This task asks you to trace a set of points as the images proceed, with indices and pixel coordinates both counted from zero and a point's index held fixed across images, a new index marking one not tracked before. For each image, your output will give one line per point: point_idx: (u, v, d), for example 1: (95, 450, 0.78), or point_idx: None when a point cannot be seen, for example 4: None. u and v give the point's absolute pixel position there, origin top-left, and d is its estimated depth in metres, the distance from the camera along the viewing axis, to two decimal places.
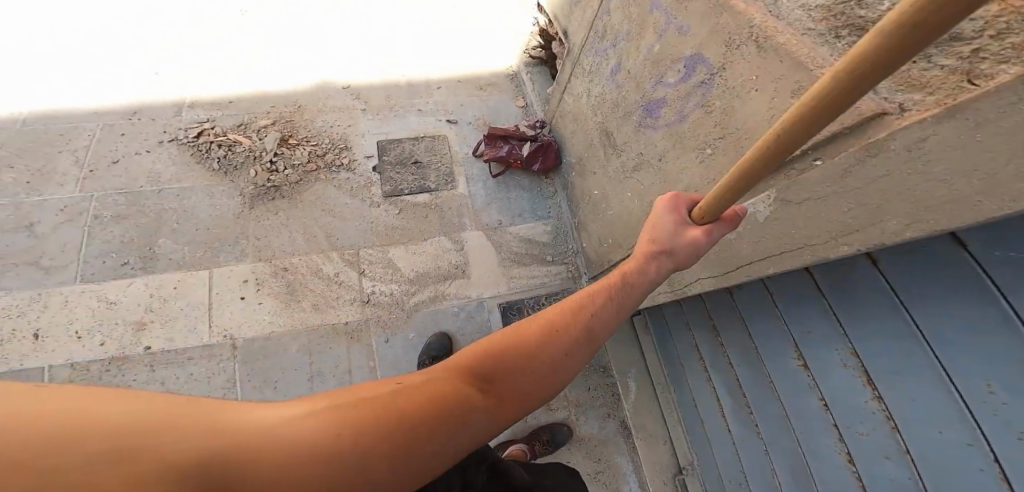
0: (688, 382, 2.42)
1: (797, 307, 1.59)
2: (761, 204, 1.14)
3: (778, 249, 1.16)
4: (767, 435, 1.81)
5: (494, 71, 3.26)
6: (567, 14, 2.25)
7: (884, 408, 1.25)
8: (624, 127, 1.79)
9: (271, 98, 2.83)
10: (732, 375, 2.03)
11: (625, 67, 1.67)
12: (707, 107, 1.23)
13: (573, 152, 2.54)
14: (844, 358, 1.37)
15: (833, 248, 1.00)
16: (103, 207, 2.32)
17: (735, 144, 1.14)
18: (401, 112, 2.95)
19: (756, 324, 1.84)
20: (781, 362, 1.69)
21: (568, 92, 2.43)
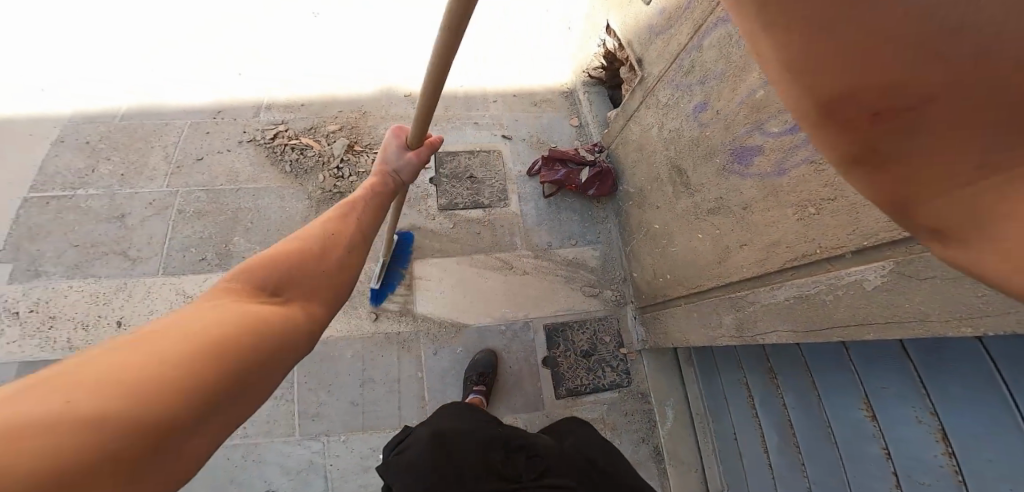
0: (731, 415, 2.35)
1: (873, 363, 1.49)
2: (873, 272, 1.10)
3: (886, 316, 1.08)
4: (815, 472, 1.82)
5: (551, 85, 3.24)
6: (642, 43, 2.22)
7: (956, 468, 1.24)
8: (704, 168, 1.79)
9: (338, 103, 2.90)
10: (784, 416, 1.97)
11: (714, 109, 1.65)
12: (819, 164, 1.20)
13: (634, 181, 2.51)
14: (918, 414, 1.33)
15: (954, 327, 0.93)
16: (187, 203, 2.45)
17: (850, 207, 1.13)
18: (459, 125, 2.98)
19: (822, 372, 1.74)
20: (845, 412, 1.63)
21: (633, 120, 2.40)
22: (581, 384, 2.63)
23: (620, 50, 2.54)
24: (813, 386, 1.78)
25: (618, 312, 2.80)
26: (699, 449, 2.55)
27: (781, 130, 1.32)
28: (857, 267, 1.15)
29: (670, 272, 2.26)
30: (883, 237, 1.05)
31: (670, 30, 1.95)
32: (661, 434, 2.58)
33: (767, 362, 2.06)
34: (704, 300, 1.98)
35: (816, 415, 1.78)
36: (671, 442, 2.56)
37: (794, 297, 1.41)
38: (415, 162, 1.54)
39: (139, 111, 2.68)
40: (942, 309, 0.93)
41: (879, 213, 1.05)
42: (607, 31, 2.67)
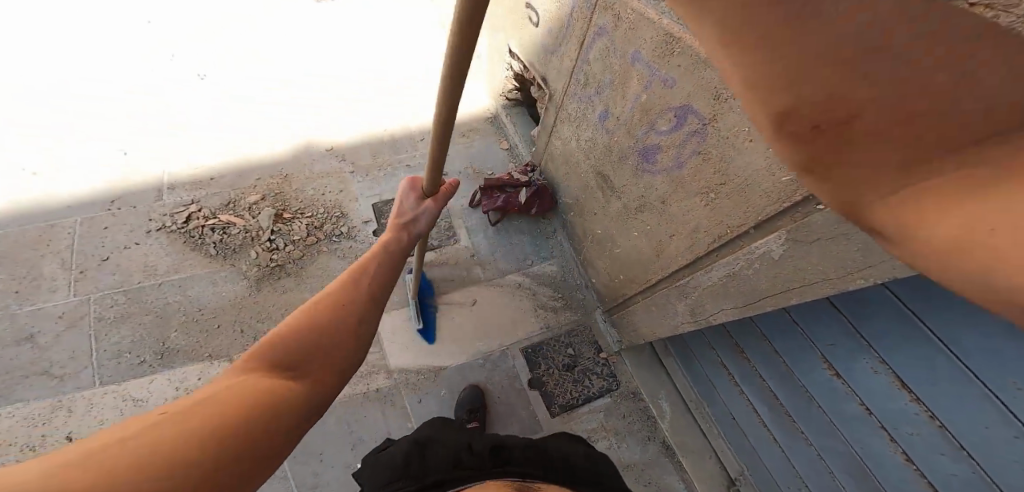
0: (721, 397, 2.31)
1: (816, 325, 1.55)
2: (773, 243, 1.14)
3: (798, 281, 1.10)
4: (816, 439, 1.76)
5: (472, 114, 3.27)
6: (541, 63, 2.31)
7: (925, 408, 1.26)
8: (622, 170, 1.85)
9: (256, 170, 2.85)
10: (766, 388, 1.95)
11: (614, 115, 1.73)
12: (703, 154, 1.28)
13: (570, 192, 2.55)
14: (873, 365, 1.37)
15: (850, 281, 0.96)
16: (105, 309, 2.33)
17: (738, 190, 1.20)
18: (391, 171, 2.97)
19: (779, 340, 1.78)
20: (813, 374, 1.65)
21: (555, 136, 2.45)
22: (572, 396, 2.55)
23: (525, 70, 2.63)
24: (778, 355, 1.81)
25: (588, 319, 2.78)
26: (702, 433, 2.46)
27: (669, 128, 1.40)
28: (759, 241, 1.20)
29: (621, 272, 2.28)
30: (772, 209, 1.11)
31: (560, 48, 2.05)
32: (665, 430, 2.49)
33: (734, 340, 2.09)
34: (655, 293, 2.01)
35: (791, 382, 1.79)
36: (674, 433, 2.47)
37: (726, 276, 1.43)
38: (434, 211, 1.41)
39: (16, 216, 2.52)
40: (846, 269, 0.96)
41: (762, 191, 1.13)
42: (511, 54, 2.75)
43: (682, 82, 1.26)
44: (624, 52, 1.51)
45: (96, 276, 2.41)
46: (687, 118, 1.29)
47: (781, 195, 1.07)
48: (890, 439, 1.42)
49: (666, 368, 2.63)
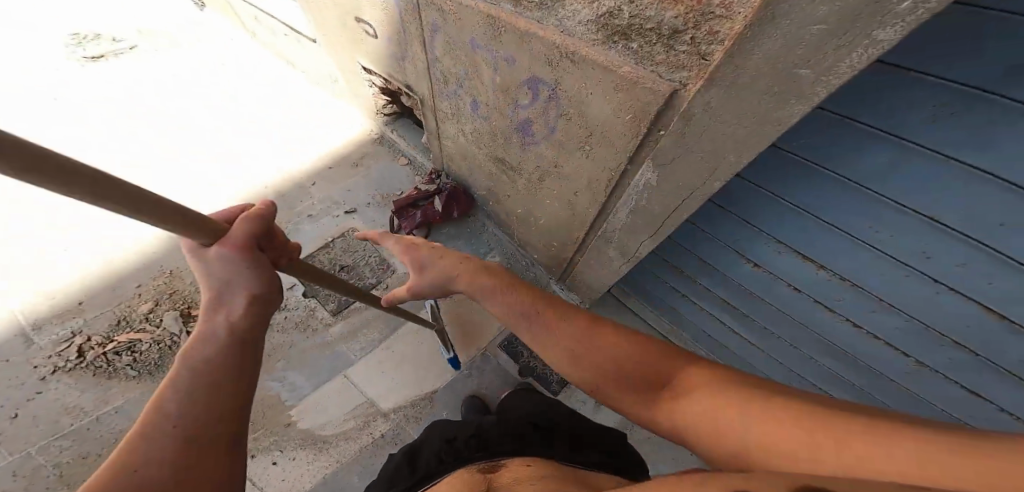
0: (690, 320, 2.19)
1: (745, 236, 1.53)
2: (647, 169, 1.28)
3: (678, 198, 1.25)
4: (787, 334, 1.73)
5: (356, 142, 3.17)
6: (398, 72, 2.25)
7: (867, 292, 1.32)
8: (511, 150, 1.88)
9: (141, 272, 2.61)
10: (716, 297, 1.90)
11: (484, 102, 1.73)
12: (566, 115, 1.40)
13: (480, 184, 2.47)
14: (775, 248, 1.47)
15: (709, 186, 1.12)
16: (57, 455, 2.07)
17: (602, 138, 1.34)
18: (293, 225, 2.75)
19: (713, 255, 1.72)
20: (766, 284, 1.61)
21: (443, 137, 2.38)
22: None
23: (386, 82, 2.54)
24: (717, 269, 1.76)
25: (547, 293, 2.66)
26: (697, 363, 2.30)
27: (530, 100, 1.50)
28: (639, 172, 1.33)
29: (554, 241, 2.23)
30: (635, 143, 1.24)
31: (406, 52, 2.01)
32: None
33: (666, 282, 2.11)
34: (588, 249, 1.99)
35: (739, 287, 1.74)
36: None
37: (632, 212, 1.51)
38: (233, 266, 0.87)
39: None
40: (707, 169, 1.08)
41: (615, 129, 1.26)
42: (365, 71, 2.69)
43: (519, 57, 1.37)
44: (462, 42, 1.53)
45: (17, 435, 2.12)
46: (538, 87, 1.41)
47: (634, 130, 1.20)
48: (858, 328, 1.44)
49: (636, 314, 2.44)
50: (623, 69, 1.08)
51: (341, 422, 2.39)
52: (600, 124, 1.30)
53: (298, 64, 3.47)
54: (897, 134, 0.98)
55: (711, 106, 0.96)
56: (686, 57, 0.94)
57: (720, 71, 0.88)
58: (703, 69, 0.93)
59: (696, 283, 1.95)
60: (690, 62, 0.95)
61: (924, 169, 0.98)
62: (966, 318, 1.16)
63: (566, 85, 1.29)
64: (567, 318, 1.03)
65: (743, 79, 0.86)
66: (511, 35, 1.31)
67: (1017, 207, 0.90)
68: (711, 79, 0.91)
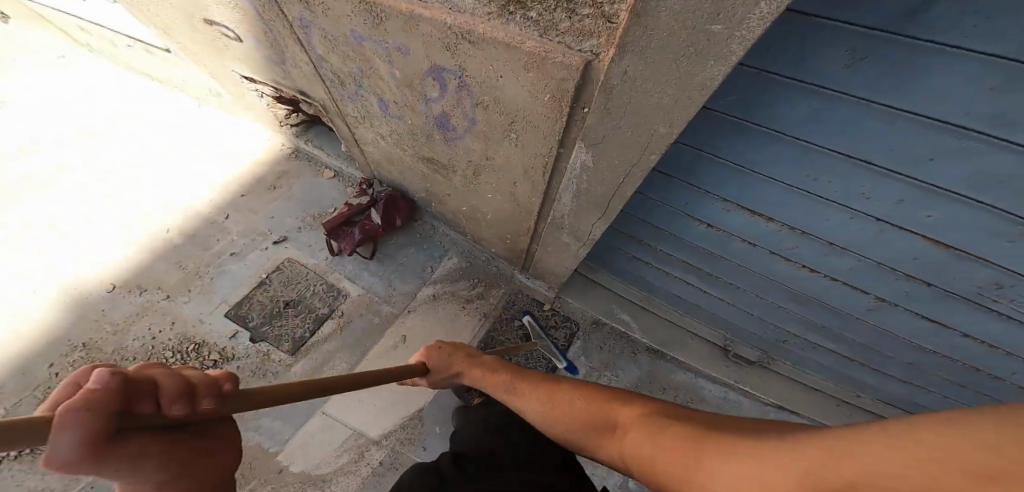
0: (657, 284, 2.14)
1: (691, 201, 1.47)
2: (581, 151, 1.16)
3: (618, 175, 1.17)
4: (747, 285, 1.71)
5: (264, 159, 2.77)
6: (283, 78, 1.91)
7: (819, 239, 1.30)
8: (437, 148, 1.69)
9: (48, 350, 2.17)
10: (678, 260, 1.84)
11: (391, 100, 1.52)
12: (482, 104, 1.24)
13: (416, 187, 2.22)
14: (723, 207, 1.41)
15: (646, 158, 1.05)
16: None
17: (525, 124, 1.20)
18: (216, 268, 2.43)
19: (665, 222, 1.64)
20: (721, 243, 1.57)
21: (362, 144, 2.08)
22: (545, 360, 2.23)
23: (277, 91, 2.16)
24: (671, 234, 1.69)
25: (514, 284, 2.48)
26: (675, 322, 2.29)
27: (439, 92, 1.32)
28: (572, 155, 1.22)
29: (508, 234, 2.05)
30: (560, 126, 1.13)
31: (282, 55, 1.69)
32: (638, 335, 2.28)
33: (629, 253, 2.03)
34: (544, 237, 1.84)
35: (697, 248, 1.69)
36: (650, 335, 2.27)
37: (575, 196, 1.40)
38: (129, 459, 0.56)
39: None
40: (639, 144, 1.01)
41: (535, 113, 1.14)
42: (245, 79, 2.25)
43: (412, 45, 1.16)
44: (344, 35, 1.30)
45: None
46: (444, 77, 1.22)
47: (556, 112, 1.08)
48: (814, 272, 1.44)
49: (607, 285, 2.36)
50: (527, 44, 0.92)
51: (334, 459, 2.20)
52: (520, 111, 1.16)
53: (169, 80, 2.99)
54: (811, 81, 0.94)
55: (628, 77, 0.86)
56: (591, 23, 0.81)
57: (629, 34, 0.77)
58: (611, 34, 0.81)
59: (654, 249, 1.88)
60: (597, 28, 0.82)
61: (847, 113, 0.96)
62: (912, 251, 1.17)
63: (473, 72, 1.12)
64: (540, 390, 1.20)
65: (654, 42, 0.76)
66: (395, 21, 1.10)
67: (942, 142, 0.90)
68: (622, 46, 0.80)
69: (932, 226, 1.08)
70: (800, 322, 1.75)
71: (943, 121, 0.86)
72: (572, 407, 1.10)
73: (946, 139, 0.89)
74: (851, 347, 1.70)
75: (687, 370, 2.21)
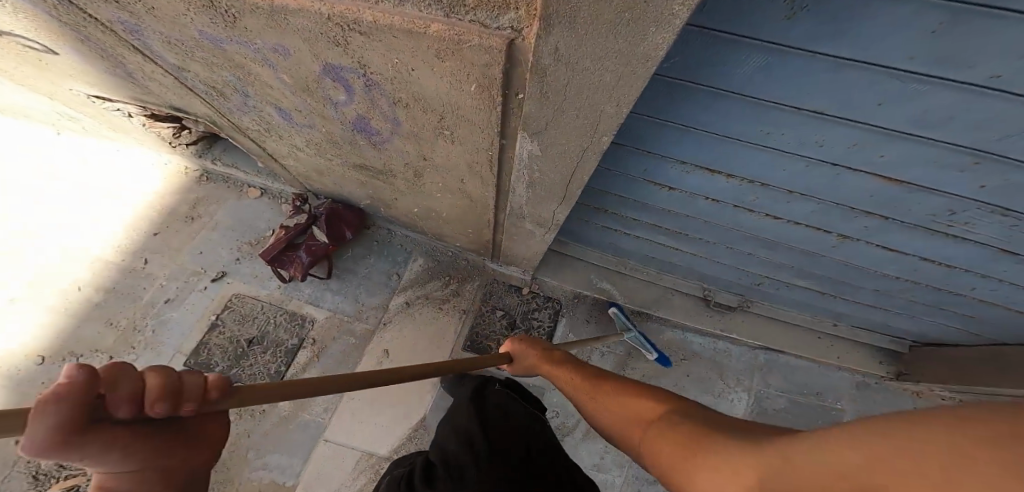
0: (626, 248, 1.96)
1: (645, 165, 1.31)
2: (524, 142, 0.97)
3: (571, 163, 0.99)
4: (714, 239, 1.57)
5: (165, 190, 2.26)
6: (143, 93, 1.49)
7: (780, 188, 1.18)
8: (365, 154, 1.45)
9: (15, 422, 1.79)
10: (643, 223, 1.67)
11: (291, 108, 1.26)
12: (400, 102, 1.03)
13: (357, 194, 1.96)
14: (681, 169, 1.26)
15: (599, 142, 0.88)
16: None
17: (457, 118, 1.00)
18: (159, 314, 2.03)
19: (624, 187, 1.47)
20: (683, 202, 1.41)
21: (280, 159, 1.78)
22: None
23: (148, 110, 1.71)
24: (630, 198, 1.52)
25: (488, 274, 2.29)
26: (651, 281, 2.17)
27: (345, 94, 1.08)
28: (516, 147, 1.02)
29: (468, 228, 1.83)
30: (494, 117, 0.94)
31: (131, 70, 1.33)
32: (621, 301, 2.17)
33: (591, 221, 1.85)
34: (507, 230, 1.63)
35: (657, 210, 1.53)
36: (631, 298, 2.16)
37: (529, 187, 1.18)
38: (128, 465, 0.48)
39: None
40: (587, 127, 0.85)
41: (466, 106, 0.94)
42: (98, 99, 1.73)
43: (292, 43, 0.92)
44: (196, 39, 1.02)
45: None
46: (345, 76, 0.99)
47: (486, 102, 0.90)
48: (776, 219, 1.32)
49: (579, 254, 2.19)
50: (431, 27, 0.72)
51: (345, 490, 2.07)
52: (448, 103, 0.95)
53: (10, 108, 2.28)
54: (748, 35, 0.80)
55: (560, 55, 0.68)
56: None
57: (551, 4, 0.59)
58: (532, 3, 0.64)
59: (618, 215, 1.71)
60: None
61: (796, 63, 0.83)
62: (870, 190, 1.08)
63: (377, 67, 0.91)
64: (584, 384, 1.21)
65: (582, 11, 0.59)
66: (254, 16, 0.85)
67: (890, 85, 0.80)
68: (545, 20, 0.63)
69: (889, 164, 0.99)
70: (773, 266, 1.62)
71: (887, 63, 0.76)
72: (610, 401, 1.08)
73: (895, 81, 0.79)
74: (824, 282, 1.63)
75: (675, 327, 2.17)
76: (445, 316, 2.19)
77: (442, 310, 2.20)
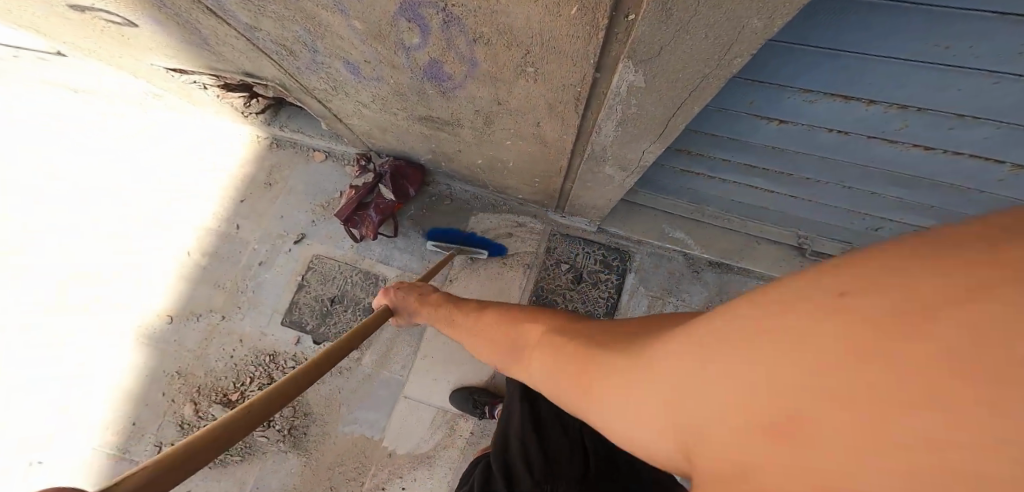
0: (711, 193, 1.72)
1: (759, 97, 1.05)
2: (628, 73, 0.86)
3: (683, 93, 0.86)
4: (827, 177, 1.33)
5: (241, 157, 2.33)
6: (217, 60, 1.49)
7: (947, 111, 0.91)
8: (434, 104, 1.38)
9: (153, 379, 2.08)
10: (740, 166, 1.42)
11: (361, 60, 1.20)
12: (481, 38, 0.94)
13: (420, 149, 1.89)
14: (802, 98, 1.00)
15: (728, 65, 0.75)
16: None
17: (545, 50, 0.90)
18: (253, 278, 2.17)
19: (720, 126, 1.23)
20: (805, 137, 1.15)
21: (346, 118, 1.75)
22: (607, 299, 2.05)
23: (220, 78, 1.72)
24: (723, 136, 1.28)
25: (551, 225, 2.18)
26: (731, 228, 1.97)
27: (421, 36, 1.01)
28: (613, 79, 0.91)
29: (534, 177, 1.72)
30: (593, 46, 0.82)
31: (203, 34, 1.30)
32: (699, 251, 2.01)
33: (667, 166, 1.60)
34: (583, 177, 1.50)
35: (759, 150, 1.29)
36: (710, 248, 2.00)
37: (621, 125, 1.06)
38: None
39: None
40: (718, 48, 0.72)
41: (561, 35, 0.83)
42: (174, 71, 1.77)
43: None
44: None
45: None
46: (423, 14, 0.91)
47: (587, 29, 0.78)
48: (928, 147, 1.05)
49: (647, 202, 1.98)
50: None
51: (430, 435, 2.25)
52: (538, 33, 0.85)
53: (94, 90, 2.39)
54: None
55: None
56: None
57: None
58: None
59: (707, 158, 1.45)
60: None
61: None
62: None
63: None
64: (484, 320, 1.25)
65: None
66: None
67: None
68: None
69: None
70: (901, 205, 1.39)
71: None
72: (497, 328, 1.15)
73: None
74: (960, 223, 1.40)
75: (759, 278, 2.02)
76: (512, 273, 2.14)
77: (509, 268, 2.15)
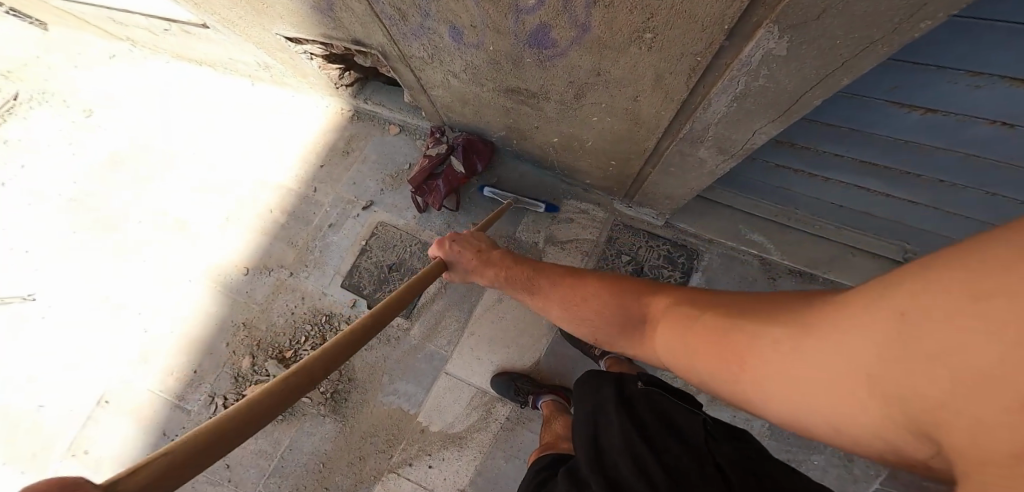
0: (802, 192, 1.63)
1: (912, 80, 0.98)
2: (769, 39, 0.83)
3: (834, 61, 0.83)
4: (963, 178, 1.20)
5: (324, 126, 2.45)
6: (332, 27, 1.57)
7: None
8: (526, 74, 1.38)
9: (216, 330, 2.20)
10: (851, 162, 1.33)
11: (468, 24, 1.24)
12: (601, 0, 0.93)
13: (497, 125, 1.91)
14: (966, 83, 0.92)
15: (906, 30, 0.71)
16: None
17: (676, 13, 0.88)
18: (320, 241, 2.27)
19: (851, 114, 1.15)
20: (958, 128, 1.04)
21: (431, 89, 1.80)
22: None
23: (329, 47, 1.81)
24: (846, 126, 1.20)
25: (617, 215, 2.13)
26: (819, 234, 1.85)
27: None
28: (747, 46, 0.88)
29: (612, 159, 1.68)
30: (735, 8, 0.80)
31: None
32: (777, 257, 1.89)
33: (759, 159, 1.53)
34: (668, 160, 1.46)
35: (890, 144, 1.19)
36: (791, 254, 1.88)
37: (737, 100, 1.03)
38: None
39: None
40: (904, 9, 0.67)
41: None
42: (290, 40, 1.87)
43: None
44: None
45: (243, 478, 2.26)
46: None
47: None
48: None
49: (726, 199, 1.90)
50: None
51: (465, 417, 2.25)
52: None
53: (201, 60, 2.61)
54: None
55: None
56: None
57: None
58: None
59: (814, 152, 1.36)
60: None
61: None
62: None
63: None
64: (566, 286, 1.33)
65: None
66: None
67: None
68: None
69: None
70: None
71: None
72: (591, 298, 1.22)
73: None
74: None
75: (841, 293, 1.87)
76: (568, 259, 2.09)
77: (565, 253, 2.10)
